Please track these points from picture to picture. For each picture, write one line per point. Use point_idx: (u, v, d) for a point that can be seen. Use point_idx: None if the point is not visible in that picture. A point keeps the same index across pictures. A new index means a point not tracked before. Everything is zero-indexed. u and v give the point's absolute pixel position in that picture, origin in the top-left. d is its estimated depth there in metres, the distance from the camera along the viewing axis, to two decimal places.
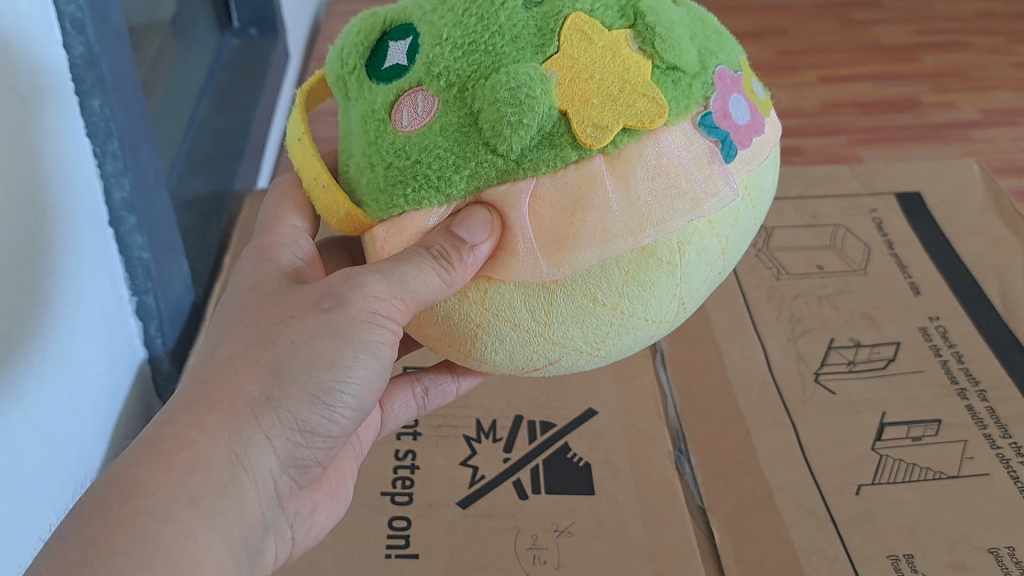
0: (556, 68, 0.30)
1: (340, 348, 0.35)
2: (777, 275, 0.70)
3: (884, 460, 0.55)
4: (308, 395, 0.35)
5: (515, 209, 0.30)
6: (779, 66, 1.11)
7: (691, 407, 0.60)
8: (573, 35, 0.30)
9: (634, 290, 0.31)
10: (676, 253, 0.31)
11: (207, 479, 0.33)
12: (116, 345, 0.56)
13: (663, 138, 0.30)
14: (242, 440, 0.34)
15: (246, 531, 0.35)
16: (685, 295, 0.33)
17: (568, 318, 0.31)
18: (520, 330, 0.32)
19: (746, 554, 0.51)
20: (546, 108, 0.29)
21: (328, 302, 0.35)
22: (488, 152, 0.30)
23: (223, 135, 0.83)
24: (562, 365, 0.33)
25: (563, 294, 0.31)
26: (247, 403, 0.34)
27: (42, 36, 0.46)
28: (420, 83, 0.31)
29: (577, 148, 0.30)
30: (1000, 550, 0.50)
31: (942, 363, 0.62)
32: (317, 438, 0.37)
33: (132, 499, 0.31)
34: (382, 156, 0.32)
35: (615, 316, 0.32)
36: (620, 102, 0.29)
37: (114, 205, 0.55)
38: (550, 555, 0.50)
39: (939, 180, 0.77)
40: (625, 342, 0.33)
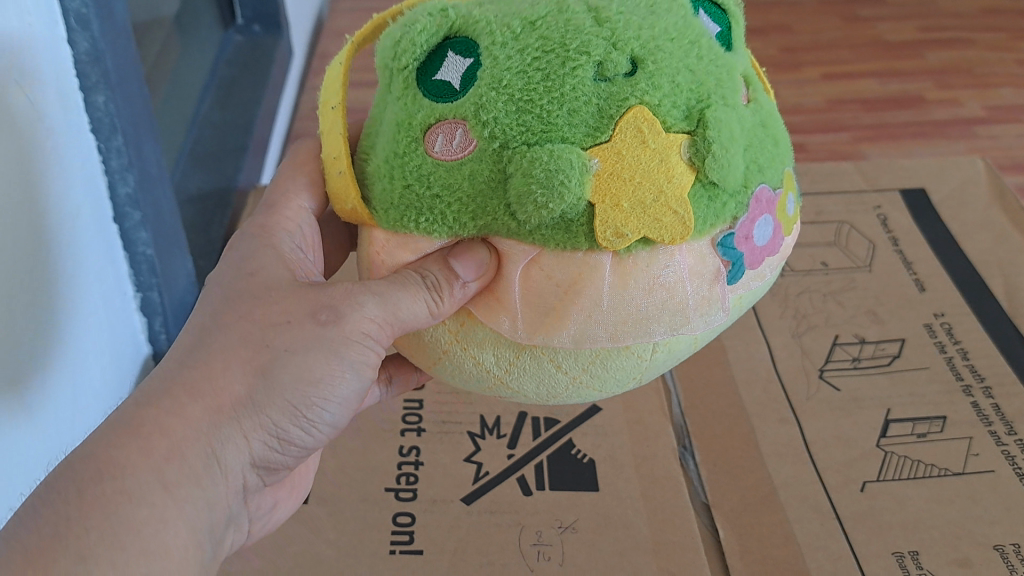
0: (599, 158, 0.28)
1: (329, 364, 0.35)
2: (781, 272, 0.70)
3: (889, 456, 0.55)
4: (291, 406, 0.35)
5: (513, 264, 0.31)
6: (782, 62, 1.10)
7: (695, 404, 0.60)
8: (630, 126, 0.28)
9: (597, 367, 0.32)
10: (648, 349, 0.32)
11: (183, 469, 0.33)
12: (120, 341, 0.56)
13: (676, 254, 0.30)
14: (221, 436, 0.34)
15: (212, 523, 0.35)
16: (643, 377, 0.34)
17: (529, 376, 0.32)
18: (483, 372, 0.33)
19: (751, 550, 0.51)
20: (575, 198, 0.28)
21: (326, 314, 0.35)
22: (505, 214, 0.30)
23: (227, 131, 0.83)
24: (513, 402, 0.35)
25: (529, 356, 0.32)
26: (231, 402, 0.34)
27: (46, 31, 0.46)
28: (465, 118, 0.29)
29: (591, 241, 0.29)
30: (1006, 548, 0.49)
31: (947, 360, 0.61)
32: (291, 446, 0.37)
33: (109, 480, 0.31)
34: (404, 173, 0.30)
35: (571, 385, 0.33)
36: (649, 212, 0.29)
37: (118, 200, 0.55)
38: (554, 552, 0.50)
39: (943, 177, 0.77)
40: (573, 400, 0.34)
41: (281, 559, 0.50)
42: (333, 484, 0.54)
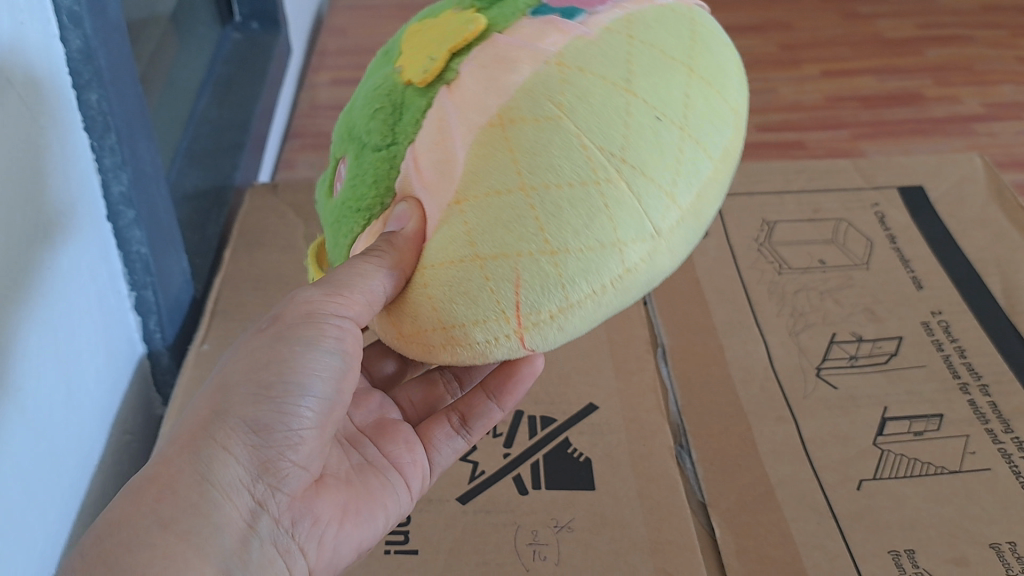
0: (399, 64, 0.34)
1: (275, 351, 0.38)
2: (779, 270, 0.70)
3: (886, 455, 0.55)
4: (253, 397, 0.38)
5: (409, 184, 0.32)
6: (781, 60, 1.10)
7: (692, 403, 0.60)
8: (408, 38, 0.35)
9: (534, 160, 0.29)
10: (559, 108, 0.30)
11: (177, 503, 0.36)
12: (115, 340, 0.56)
13: (492, 41, 0.32)
14: (202, 458, 0.37)
15: (231, 545, 0.37)
16: (608, 145, 0.29)
17: (486, 222, 0.30)
18: (457, 265, 0.31)
19: (747, 550, 0.50)
20: (393, 94, 0.33)
21: (267, 323, 0.39)
22: (371, 152, 0.34)
23: (223, 129, 0.82)
24: (534, 279, 0.30)
25: (469, 205, 0.30)
26: (201, 426, 0.38)
27: (38, 29, 0.46)
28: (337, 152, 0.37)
29: (423, 95, 0.32)
30: (1002, 546, 0.50)
31: (944, 358, 0.61)
32: (282, 435, 0.38)
33: (109, 536, 0.34)
34: (331, 218, 0.37)
35: (529, 196, 0.29)
36: (440, 46, 0.32)
37: (112, 198, 0.54)
38: (550, 551, 0.50)
39: (942, 174, 0.77)
40: (569, 220, 0.29)
41: None
42: None
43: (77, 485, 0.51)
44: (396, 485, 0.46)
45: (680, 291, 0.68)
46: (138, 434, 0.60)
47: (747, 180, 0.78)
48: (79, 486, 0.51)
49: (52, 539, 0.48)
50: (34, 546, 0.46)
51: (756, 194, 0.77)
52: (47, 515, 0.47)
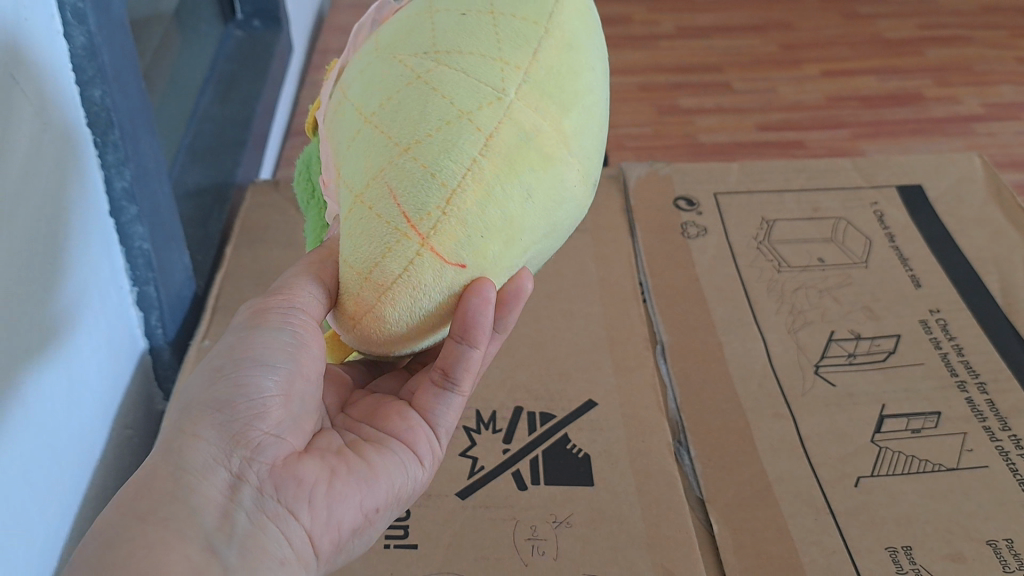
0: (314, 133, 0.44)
1: (232, 341, 0.40)
2: (778, 268, 0.70)
3: (884, 452, 0.55)
4: (214, 382, 0.39)
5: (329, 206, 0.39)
6: (782, 59, 1.11)
7: (691, 399, 0.60)
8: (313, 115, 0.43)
9: (372, 96, 0.34)
10: (383, 55, 0.35)
11: (153, 494, 0.36)
12: (117, 336, 0.57)
13: (341, 70, 0.40)
14: (171, 447, 0.37)
15: (211, 524, 0.36)
16: (420, 50, 0.34)
17: (357, 166, 0.34)
18: (348, 216, 0.34)
19: (745, 546, 0.51)
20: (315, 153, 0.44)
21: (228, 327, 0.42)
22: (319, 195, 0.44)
23: (225, 126, 0.83)
24: (405, 182, 0.32)
25: (344, 166, 0.35)
26: (173, 423, 0.39)
27: (42, 25, 0.46)
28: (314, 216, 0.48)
29: None
30: (999, 542, 0.50)
31: (942, 356, 0.62)
32: (248, 408, 0.38)
33: (98, 537, 0.35)
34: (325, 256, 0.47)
35: (374, 122, 0.33)
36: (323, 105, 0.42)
37: (114, 194, 0.55)
38: (548, 546, 0.50)
39: (940, 173, 0.77)
40: (409, 113, 0.32)
41: None
42: None
43: (78, 479, 0.51)
44: (387, 450, 0.42)
45: (679, 288, 0.69)
46: (138, 429, 0.60)
47: (747, 179, 0.78)
48: (79, 480, 0.51)
49: (53, 532, 0.48)
50: (35, 539, 0.46)
51: (756, 193, 0.77)
52: (47, 508, 0.47)
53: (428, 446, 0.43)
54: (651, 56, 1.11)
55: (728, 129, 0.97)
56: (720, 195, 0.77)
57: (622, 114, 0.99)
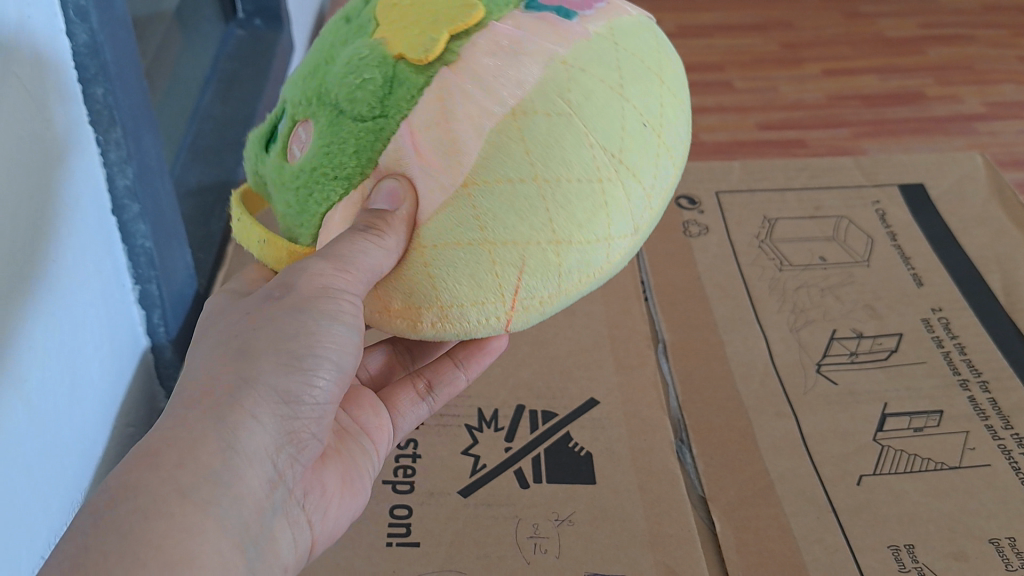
0: (380, 34, 0.32)
1: (298, 321, 0.36)
2: (780, 266, 0.70)
3: (886, 450, 0.55)
4: (280, 366, 0.36)
5: (399, 162, 0.31)
6: (784, 58, 1.10)
7: (692, 398, 0.60)
8: (383, 9, 0.32)
9: (546, 145, 0.30)
10: (559, 101, 0.31)
11: (195, 472, 0.34)
12: (119, 333, 0.57)
13: (493, 29, 0.31)
14: (228, 424, 0.35)
15: (247, 518, 0.35)
16: (610, 146, 0.31)
17: (496, 212, 0.30)
18: (463, 247, 0.31)
19: (747, 544, 0.51)
20: (381, 61, 0.31)
21: (278, 291, 0.36)
22: (352, 120, 0.31)
23: (226, 125, 0.83)
24: (537, 268, 0.31)
25: (479, 193, 0.30)
26: (223, 390, 0.36)
27: (45, 23, 0.46)
28: (293, 121, 0.34)
29: (420, 71, 0.31)
30: (1001, 541, 0.50)
31: (944, 354, 0.62)
32: (303, 407, 0.38)
33: (121, 503, 0.32)
34: (290, 188, 0.34)
35: (543, 187, 0.31)
36: (434, 22, 0.31)
37: (116, 192, 0.55)
38: (551, 544, 0.50)
39: (942, 172, 0.77)
40: (575, 210, 0.31)
41: None
42: None
43: (79, 476, 0.51)
44: (371, 453, 0.47)
45: (681, 287, 0.69)
46: (139, 427, 0.60)
47: (748, 178, 0.78)
48: (81, 477, 0.51)
49: (54, 529, 0.48)
50: (36, 535, 0.46)
51: (757, 191, 0.77)
52: (48, 505, 0.47)
53: (391, 442, 0.49)
54: None
55: (729, 128, 0.97)
56: (721, 194, 0.77)
57: None
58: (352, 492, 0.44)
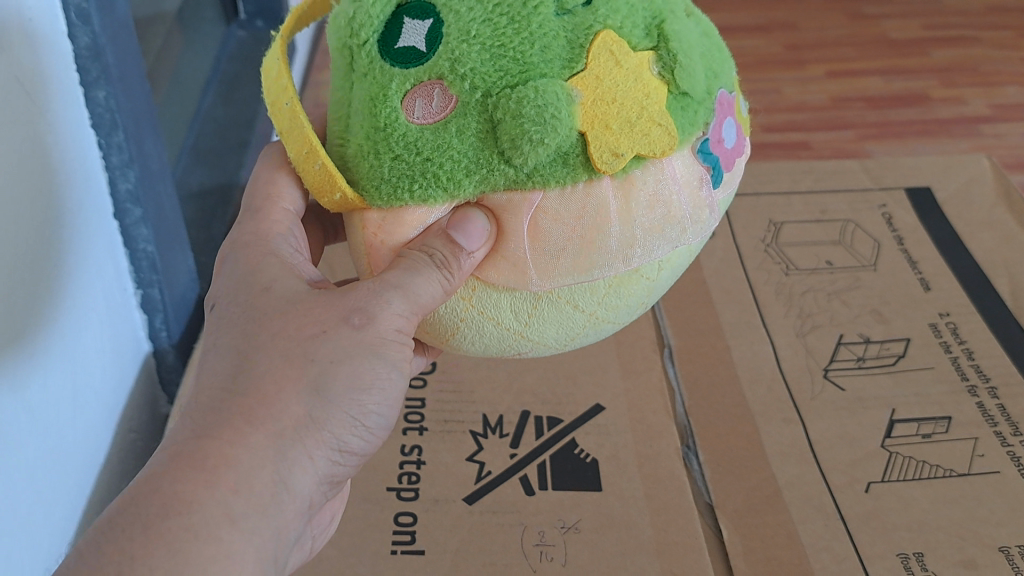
0: (581, 87, 0.29)
1: (375, 367, 0.34)
2: (786, 270, 0.69)
3: (894, 457, 0.55)
4: (349, 416, 0.34)
5: (514, 216, 0.30)
6: (787, 60, 1.10)
7: (699, 403, 0.59)
8: (603, 54, 0.29)
9: (618, 286, 0.32)
10: (655, 271, 0.32)
11: (249, 499, 0.30)
12: (121, 338, 0.56)
13: (666, 166, 0.31)
14: (286, 457, 0.32)
15: (279, 554, 0.32)
16: (650, 305, 0.34)
17: (547, 322, 0.32)
18: (502, 328, 0.33)
19: (755, 552, 0.50)
20: (568, 129, 0.29)
21: (359, 318, 0.33)
22: (501, 161, 0.29)
23: (229, 127, 0.82)
24: (532, 357, 0.35)
25: (547, 302, 0.32)
26: (292, 422, 0.32)
27: (46, 26, 0.46)
28: (439, 77, 0.29)
29: (589, 169, 0.29)
30: (1011, 549, 0.49)
31: (952, 360, 0.61)
32: (351, 457, 0.35)
33: (176, 515, 0.29)
34: (388, 145, 0.30)
35: (589, 323, 0.33)
36: (637, 129, 0.29)
37: (118, 196, 0.54)
38: (557, 552, 0.50)
39: (949, 175, 0.77)
40: (591, 337, 0.34)
41: None
42: None
43: (82, 482, 0.51)
44: None
45: (687, 291, 0.68)
46: (141, 433, 0.60)
47: (754, 181, 0.78)
48: (83, 483, 0.51)
49: (56, 535, 0.48)
50: (39, 543, 0.46)
51: (763, 195, 0.76)
52: (51, 511, 0.47)
53: None
54: None
55: None
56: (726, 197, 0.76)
57: None
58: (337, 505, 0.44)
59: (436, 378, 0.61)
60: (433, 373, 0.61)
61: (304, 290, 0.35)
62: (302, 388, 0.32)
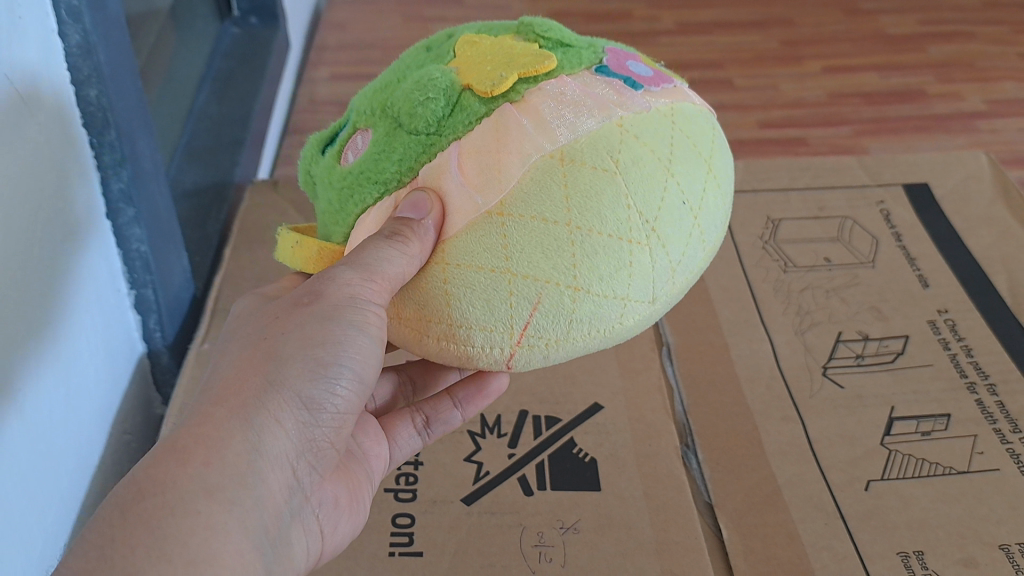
0: (455, 64, 0.34)
1: (328, 327, 0.37)
2: (784, 268, 0.69)
3: (894, 455, 0.55)
4: (307, 371, 0.37)
5: (444, 172, 0.32)
6: (783, 56, 1.10)
7: (698, 403, 0.59)
8: (463, 45, 0.35)
9: (590, 194, 0.31)
10: (610, 160, 0.32)
11: (223, 471, 0.34)
12: (114, 339, 0.56)
13: (562, 82, 0.33)
14: (253, 425, 0.35)
15: (267, 521, 0.35)
16: (645, 211, 0.32)
17: (527, 245, 0.31)
18: (486, 272, 0.32)
19: (754, 551, 0.50)
20: (447, 82, 0.33)
21: (307, 296, 0.38)
22: (408, 133, 0.33)
23: (222, 125, 0.82)
24: (551, 311, 0.32)
25: (512, 223, 0.31)
26: (253, 392, 0.36)
27: (36, 23, 0.45)
28: (355, 126, 0.36)
29: (483, 102, 0.32)
30: (1012, 548, 0.49)
31: (951, 357, 0.61)
32: (327, 415, 0.38)
33: (152, 496, 0.32)
34: (335, 188, 0.35)
35: (574, 234, 0.31)
36: (510, 63, 0.33)
37: (111, 196, 0.54)
38: (556, 553, 0.49)
39: (947, 172, 0.77)
40: (598, 263, 0.31)
41: None
42: None
43: (77, 485, 0.50)
44: (366, 476, 0.47)
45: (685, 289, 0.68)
46: (137, 435, 0.59)
47: (752, 177, 0.77)
48: (78, 485, 0.50)
49: (51, 539, 0.47)
50: (34, 547, 0.45)
51: (762, 192, 0.76)
52: (46, 515, 0.46)
53: (385, 471, 0.50)
54: (652, 52, 1.10)
55: (730, 126, 0.96)
56: None
57: None
58: (350, 508, 0.44)
59: None
60: None
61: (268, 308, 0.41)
62: (257, 366, 0.37)
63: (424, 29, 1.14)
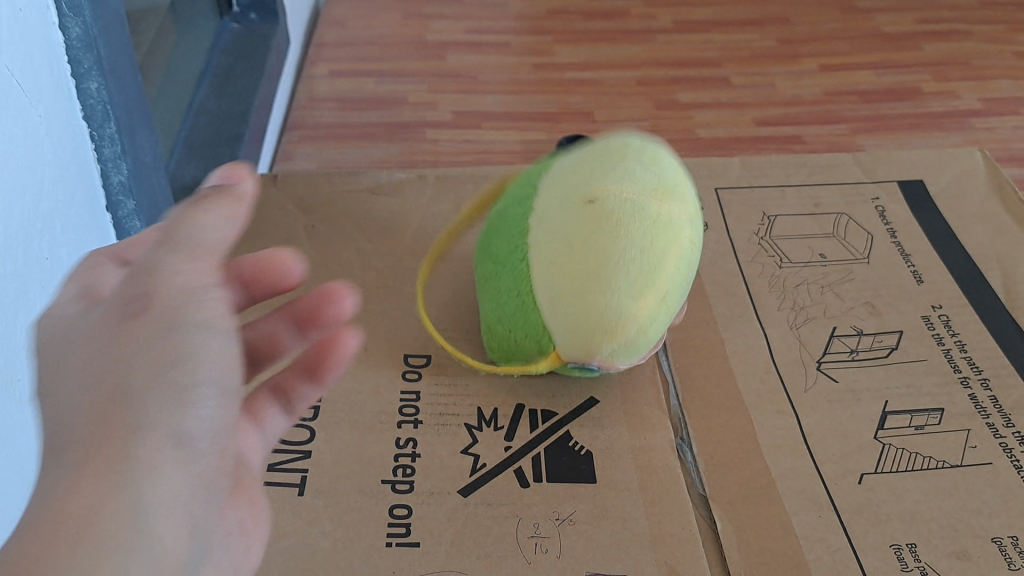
0: None
1: (177, 315, 0.32)
2: (780, 263, 0.69)
3: (887, 448, 0.55)
4: (168, 365, 0.31)
5: None
6: (779, 54, 1.10)
7: (693, 396, 0.59)
8: None
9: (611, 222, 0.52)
10: None
11: (101, 508, 0.29)
12: None
13: None
14: (123, 443, 0.30)
15: (175, 541, 0.32)
16: None
17: None
18: None
19: (749, 542, 0.50)
20: None
21: (132, 282, 0.32)
22: None
23: (222, 120, 0.82)
24: None
25: None
26: (112, 404, 0.30)
27: (37, 16, 0.45)
28: None
29: None
30: (1004, 540, 0.50)
31: (945, 352, 0.62)
32: (204, 413, 0.32)
33: (41, 549, 0.28)
34: None
35: None
36: None
37: (111, 188, 0.54)
38: (551, 544, 0.50)
39: (941, 169, 0.77)
40: None
41: (275, 552, 0.49)
42: (328, 475, 0.53)
43: None
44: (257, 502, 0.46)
45: None
46: None
47: (748, 174, 0.78)
48: None
49: None
50: None
51: (757, 188, 0.76)
52: None
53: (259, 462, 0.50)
54: (649, 50, 1.11)
55: (726, 123, 0.97)
56: (720, 190, 0.76)
57: (621, 111, 1.00)
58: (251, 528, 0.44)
59: (431, 370, 0.60)
60: (428, 366, 0.60)
61: (87, 331, 0.32)
62: (106, 413, 0.30)
63: (421, 26, 1.14)
